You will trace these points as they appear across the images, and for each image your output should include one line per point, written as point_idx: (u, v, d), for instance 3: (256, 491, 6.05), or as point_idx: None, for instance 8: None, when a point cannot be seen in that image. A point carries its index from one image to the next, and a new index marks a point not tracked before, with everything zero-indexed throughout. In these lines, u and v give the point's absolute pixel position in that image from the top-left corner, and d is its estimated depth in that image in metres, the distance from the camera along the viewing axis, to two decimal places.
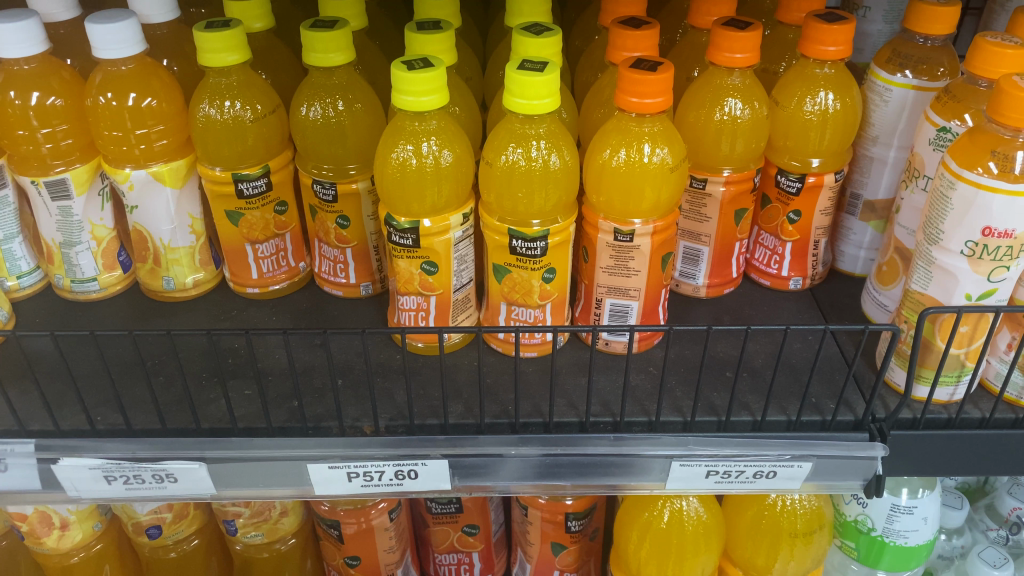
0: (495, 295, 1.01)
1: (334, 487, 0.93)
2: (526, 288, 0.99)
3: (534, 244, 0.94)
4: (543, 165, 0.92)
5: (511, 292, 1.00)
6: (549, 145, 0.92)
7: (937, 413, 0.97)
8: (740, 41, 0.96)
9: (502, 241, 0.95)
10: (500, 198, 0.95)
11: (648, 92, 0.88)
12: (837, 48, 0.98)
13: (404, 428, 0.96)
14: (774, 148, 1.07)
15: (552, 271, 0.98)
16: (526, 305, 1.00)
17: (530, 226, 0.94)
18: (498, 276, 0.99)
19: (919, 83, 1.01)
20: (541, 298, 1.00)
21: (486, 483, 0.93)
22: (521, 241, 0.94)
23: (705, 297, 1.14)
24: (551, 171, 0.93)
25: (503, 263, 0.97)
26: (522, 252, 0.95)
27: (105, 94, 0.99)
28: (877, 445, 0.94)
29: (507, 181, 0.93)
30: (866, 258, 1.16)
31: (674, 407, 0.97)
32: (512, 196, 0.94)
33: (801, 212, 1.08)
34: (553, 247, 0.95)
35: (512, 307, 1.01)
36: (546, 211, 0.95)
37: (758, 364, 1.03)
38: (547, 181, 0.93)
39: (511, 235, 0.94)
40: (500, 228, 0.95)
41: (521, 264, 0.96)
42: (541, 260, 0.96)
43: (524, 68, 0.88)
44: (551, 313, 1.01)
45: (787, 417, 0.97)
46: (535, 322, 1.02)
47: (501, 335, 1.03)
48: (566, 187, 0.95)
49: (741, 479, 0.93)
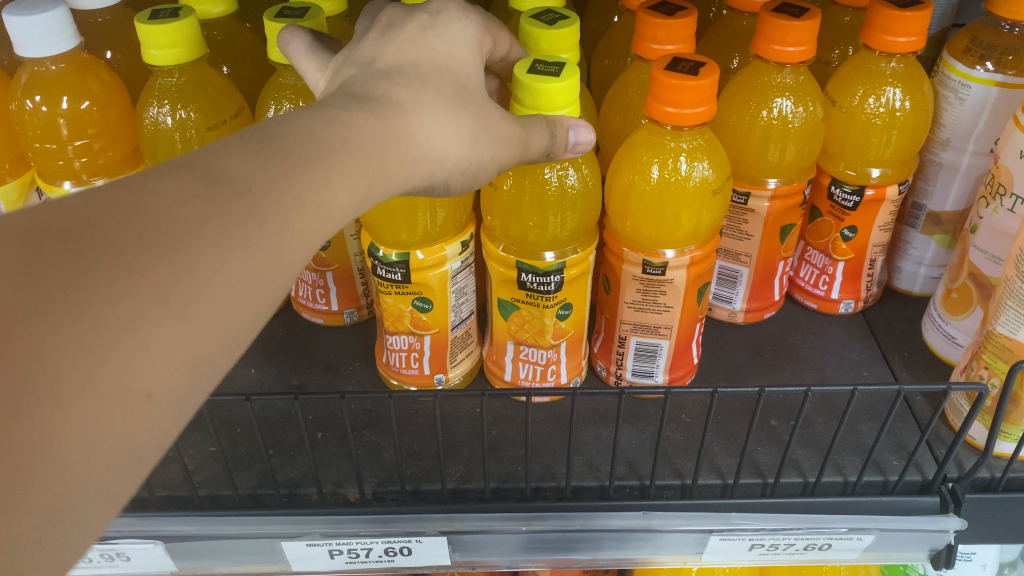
0: (501, 332, 0.86)
1: (314, 564, 0.79)
2: (537, 326, 0.83)
3: (546, 279, 0.78)
4: (558, 186, 0.77)
5: (519, 329, 0.84)
6: (565, 160, 0.77)
7: (1021, 473, 0.83)
8: (795, 32, 0.80)
9: (508, 273, 0.80)
10: (507, 221, 0.79)
11: (687, 101, 0.71)
12: (908, 39, 0.82)
13: (395, 495, 0.81)
14: (828, 154, 0.91)
15: (569, 307, 0.82)
16: (535, 344, 0.85)
17: (542, 257, 0.77)
18: (504, 311, 0.84)
19: (1004, 79, 0.84)
20: (555, 338, 0.84)
21: (490, 559, 0.79)
22: (531, 275, 0.78)
23: (742, 323, 0.99)
24: (567, 193, 0.77)
25: (510, 298, 0.82)
26: (532, 286, 0.79)
27: (32, 97, 0.83)
28: (950, 517, 0.80)
29: (516, 207, 0.78)
30: (927, 276, 1.00)
31: (712, 467, 0.83)
32: (521, 221, 0.79)
33: (857, 229, 0.92)
34: (569, 282, 0.79)
35: (519, 346, 0.86)
36: (561, 234, 0.79)
37: (810, 411, 0.88)
38: (563, 205, 0.78)
39: (518, 268, 0.78)
40: (504, 260, 0.79)
41: (532, 300, 0.81)
42: (555, 297, 0.80)
43: (534, 70, 0.70)
44: (565, 353, 0.86)
45: (843, 479, 0.82)
46: (549, 363, 0.87)
47: (508, 375, 0.89)
48: (588, 211, 0.79)
49: (789, 551, 0.81)
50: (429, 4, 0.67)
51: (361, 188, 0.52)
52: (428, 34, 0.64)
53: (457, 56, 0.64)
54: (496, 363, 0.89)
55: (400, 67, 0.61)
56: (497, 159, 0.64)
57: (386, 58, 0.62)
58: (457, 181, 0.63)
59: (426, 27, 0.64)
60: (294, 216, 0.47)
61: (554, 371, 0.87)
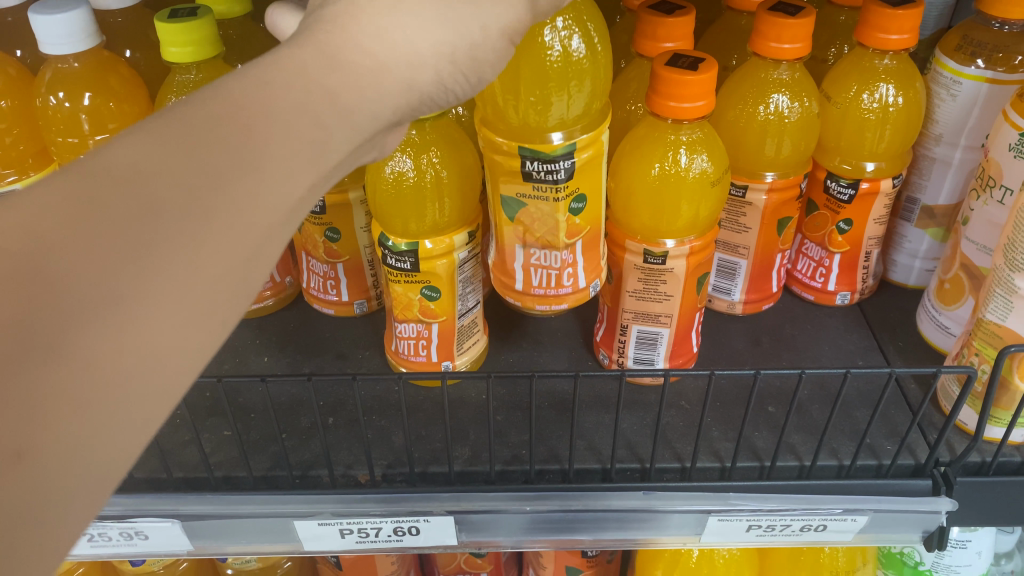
0: (507, 236, 0.82)
1: (325, 544, 0.82)
2: (548, 226, 0.79)
3: (553, 166, 0.74)
4: (563, 59, 0.72)
5: (527, 230, 0.80)
6: (569, 25, 0.72)
7: (1010, 457, 0.85)
8: (791, 30, 0.83)
9: (511, 162, 0.75)
10: (508, 106, 0.74)
11: (686, 95, 0.74)
12: (901, 37, 0.85)
13: (404, 476, 0.84)
14: (824, 149, 0.94)
15: (581, 199, 0.78)
16: (547, 247, 0.81)
17: (548, 141, 0.73)
18: (509, 210, 0.80)
19: (994, 75, 0.87)
20: (569, 237, 0.80)
21: (495, 539, 0.82)
22: (537, 162, 0.74)
23: (741, 314, 1.02)
24: (573, 64, 0.73)
25: (515, 195, 0.78)
26: (539, 176, 0.75)
27: (55, 94, 0.86)
28: (942, 499, 0.83)
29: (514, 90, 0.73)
30: (922, 269, 1.03)
31: (710, 451, 0.85)
32: (522, 99, 0.74)
33: (853, 221, 0.95)
34: (580, 169, 0.76)
35: (528, 250, 0.82)
36: (567, 116, 0.74)
37: (806, 398, 0.91)
38: (567, 76, 0.73)
39: (523, 154, 0.74)
40: (507, 147, 0.75)
41: (539, 194, 0.77)
42: (566, 186, 0.76)
43: None
44: (581, 254, 0.82)
45: (838, 462, 0.85)
46: (564, 267, 0.82)
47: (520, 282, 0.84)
48: (594, 81, 0.75)
49: (786, 532, 0.83)
50: None
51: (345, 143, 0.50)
52: None
53: None
54: (506, 279, 0.85)
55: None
56: (495, 24, 0.57)
57: None
58: (452, 82, 0.57)
59: None
60: (243, 194, 0.43)
61: (571, 275, 0.83)
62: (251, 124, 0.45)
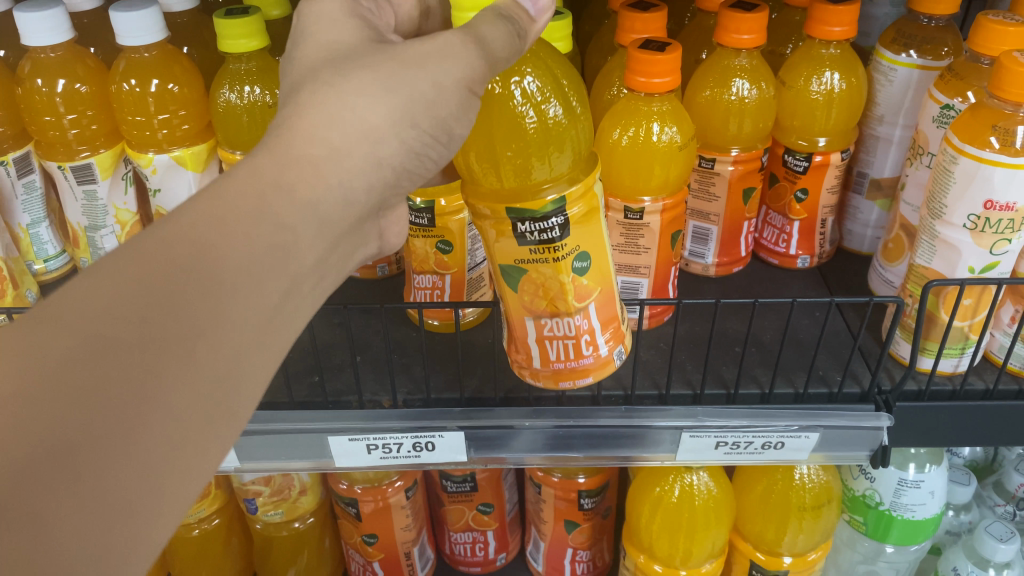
0: (517, 309, 0.84)
1: (354, 459, 0.96)
2: (552, 291, 0.81)
3: (546, 225, 0.75)
4: (539, 119, 0.77)
5: (534, 298, 0.82)
6: (542, 89, 0.77)
7: (942, 385, 0.99)
8: (747, 22, 0.98)
9: (504, 229, 0.77)
10: (486, 170, 0.79)
11: (656, 72, 0.89)
12: (842, 29, 1.00)
13: (421, 402, 0.99)
14: (782, 128, 1.09)
15: (583, 258, 0.80)
16: (558, 315, 0.83)
17: (537, 200, 0.75)
18: (514, 281, 0.81)
19: (923, 62, 1.02)
20: (579, 300, 0.82)
21: (502, 455, 0.96)
22: (528, 223, 0.75)
23: (714, 276, 1.16)
24: (552, 124, 0.77)
25: (516, 264, 0.79)
26: (534, 237, 0.76)
27: (129, 80, 1.02)
28: (881, 416, 0.97)
29: (494, 153, 0.78)
30: (873, 237, 1.18)
31: (684, 380, 1.00)
32: (502, 160, 0.78)
33: (808, 191, 1.10)
34: (574, 224, 0.77)
35: (540, 321, 0.83)
36: (551, 178, 0.78)
37: (768, 339, 1.05)
38: (547, 142, 0.77)
39: (514, 218, 0.75)
40: (499, 211, 0.76)
41: (539, 259, 0.78)
42: (564, 244, 0.77)
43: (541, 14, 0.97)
44: (594, 317, 0.84)
45: (794, 390, 0.99)
46: (580, 335, 0.84)
47: (540, 356, 0.86)
48: (575, 139, 0.79)
49: (750, 450, 0.97)
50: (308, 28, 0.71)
51: (337, 212, 0.62)
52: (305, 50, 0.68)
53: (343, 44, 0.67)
54: (525, 354, 0.87)
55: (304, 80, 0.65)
56: (448, 78, 0.65)
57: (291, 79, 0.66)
58: (419, 144, 0.67)
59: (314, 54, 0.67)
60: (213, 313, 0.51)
61: (587, 342, 0.85)
62: (214, 238, 0.53)
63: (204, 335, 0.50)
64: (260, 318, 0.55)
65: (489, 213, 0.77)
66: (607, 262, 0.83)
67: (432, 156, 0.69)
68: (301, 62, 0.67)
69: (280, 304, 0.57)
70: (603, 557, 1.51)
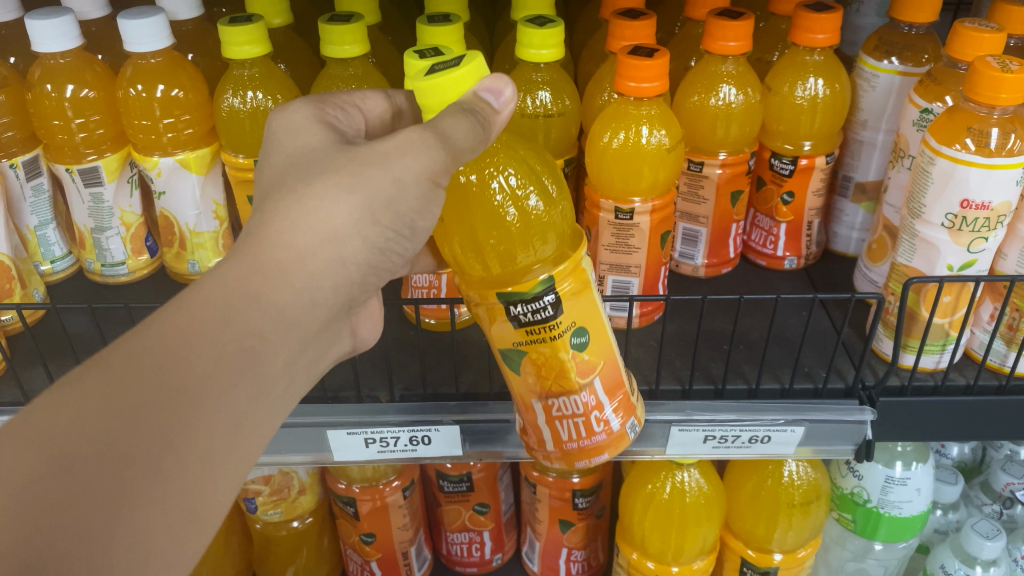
0: (523, 391, 0.82)
1: (352, 453, 0.99)
2: (556, 369, 0.79)
3: (538, 304, 0.75)
4: (518, 213, 0.79)
5: (539, 379, 0.80)
6: (519, 179, 0.79)
7: (924, 381, 1.02)
8: (733, 29, 1.01)
9: (499, 313, 0.77)
10: (471, 257, 0.82)
11: (645, 76, 0.93)
12: (825, 36, 1.04)
13: (418, 396, 1.01)
14: (768, 132, 1.13)
15: (582, 333, 0.78)
16: (563, 394, 0.81)
17: (524, 283, 0.74)
18: (516, 363, 0.80)
19: (904, 68, 1.06)
20: (582, 376, 0.80)
21: (497, 449, 0.99)
22: (521, 305, 0.75)
23: (704, 277, 1.19)
24: (532, 216, 0.79)
25: (516, 346, 0.78)
26: (528, 317, 0.76)
27: (135, 86, 1.06)
28: (865, 410, 0.99)
29: (477, 242, 0.81)
30: (858, 239, 1.21)
31: (673, 376, 1.03)
32: (486, 248, 0.80)
33: (795, 193, 1.13)
34: (566, 300, 0.76)
35: (547, 401, 0.82)
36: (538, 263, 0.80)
37: (755, 337, 1.08)
38: (529, 234, 0.79)
39: (507, 301, 0.75)
40: (490, 299, 0.76)
41: (537, 338, 0.77)
42: (560, 322, 0.77)
43: (534, 23, 1.00)
44: (600, 393, 0.82)
45: (780, 385, 1.02)
46: (588, 411, 0.82)
47: (552, 438, 0.85)
48: (556, 227, 0.80)
49: (737, 444, 1.00)
50: (276, 125, 0.72)
51: (320, 300, 0.67)
52: (277, 155, 0.70)
53: (310, 151, 0.69)
54: (538, 437, 0.86)
55: (276, 183, 0.68)
56: (409, 173, 0.67)
57: (266, 186, 0.68)
58: (386, 236, 0.70)
59: (290, 157, 0.69)
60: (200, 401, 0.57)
61: (597, 418, 0.83)
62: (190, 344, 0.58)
63: (178, 440, 0.55)
64: (237, 415, 0.60)
65: (478, 301, 0.78)
66: (607, 335, 0.81)
67: (396, 250, 0.72)
68: (272, 168, 0.69)
69: (256, 403, 0.62)
70: (597, 557, 1.53)
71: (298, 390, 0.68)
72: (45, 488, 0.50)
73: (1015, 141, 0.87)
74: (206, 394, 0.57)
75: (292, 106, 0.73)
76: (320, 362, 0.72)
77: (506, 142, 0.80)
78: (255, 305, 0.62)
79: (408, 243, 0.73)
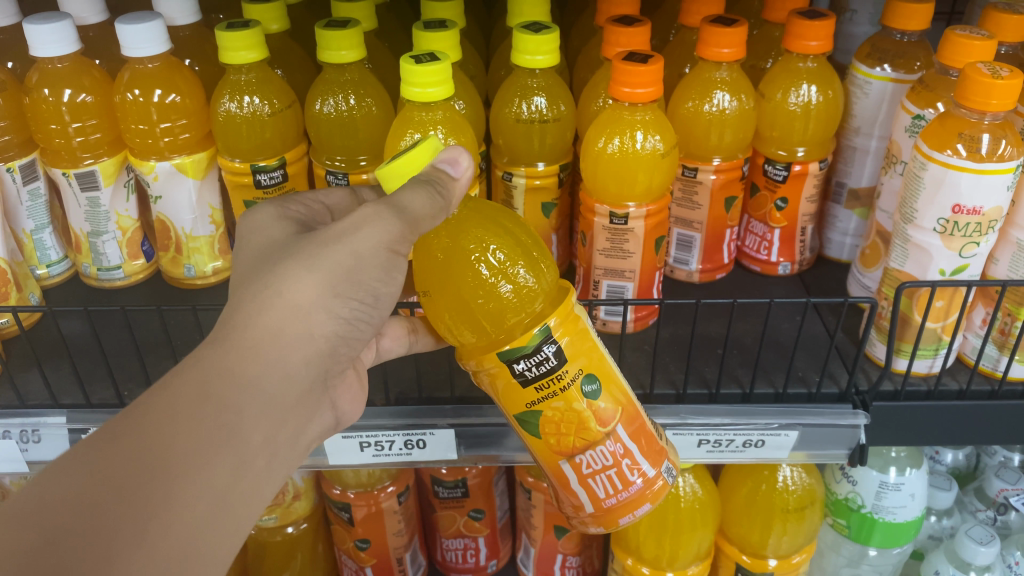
0: (550, 457, 0.81)
1: (347, 457, 0.99)
2: (575, 423, 0.79)
3: (540, 356, 0.75)
4: (512, 287, 0.79)
5: (562, 437, 0.79)
6: (504, 250, 0.80)
7: (917, 386, 1.02)
8: (726, 36, 1.02)
9: (504, 375, 0.77)
10: (465, 328, 0.82)
11: (639, 82, 0.93)
12: (818, 43, 1.04)
13: (413, 400, 1.02)
14: (762, 138, 1.14)
15: (593, 379, 0.78)
16: (588, 448, 0.80)
17: (520, 337, 0.75)
18: (538, 428, 0.79)
19: (896, 76, 1.07)
20: (603, 425, 0.79)
21: (492, 453, 0.99)
22: (524, 360, 0.75)
23: (698, 282, 1.20)
24: (523, 287, 0.80)
25: (533, 406, 0.78)
26: (534, 372, 0.76)
27: (132, 90, 1.06)
28: (859, 414, 0.99)
29: (466, 307, 0.81)
30: (852, 245, 1.22)
31: (667, 380, 1.03)
32: (474, 307, 0.80)
33: (788, 200, 1.14)
34: (568, 348, 0.76)
35: (575, 459, 0.81)
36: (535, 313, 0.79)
37: (749, 342, 1.09)
38: (525, 303, 0.79)
39: (509, 359, 0.75)
40: (492, 362, 0.76)
41: (550, 391, 0.77)
42: (566, 370, 0.76)
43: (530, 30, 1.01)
44: (626, 441, 0.81)
45: (774, 389, 1.02)
46: (618, 462, 0.81)
47: (590, 501, 0.83)
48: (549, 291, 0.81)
49: (731, 448, 1.00)
50: (246, 229, 0.78)
51: (296, 367, 0.70)
52: (244, 254, 0.75)
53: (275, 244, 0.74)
54: (576, 503, 0.84)
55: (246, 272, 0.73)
56: (366, 245, 0.71)
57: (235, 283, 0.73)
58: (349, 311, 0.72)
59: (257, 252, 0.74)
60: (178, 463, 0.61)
61: (630, 468, 0.81)
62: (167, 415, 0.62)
63: (159, 508, 0.58)
64: (222, 479, 0.63)
65: (477, 367, 0.78)
66: (621, 381, 0.81)
67: (363, 322, 0.75)
68: (241, 264, 0.74)
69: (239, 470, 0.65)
70: (592, 563, 1.53)
71: (287, 403, 0.69)
72: (39, 555, 0.54)
73: (1006, 147, 0.88)
74: (186, 464, 0.61)
75: (259, 212, 0.79)
76: (301, 436, 0.74)
77: (496, 222, 0.82)
78: (227, 385, 0.65)
79: (373, 312, 0.75)
